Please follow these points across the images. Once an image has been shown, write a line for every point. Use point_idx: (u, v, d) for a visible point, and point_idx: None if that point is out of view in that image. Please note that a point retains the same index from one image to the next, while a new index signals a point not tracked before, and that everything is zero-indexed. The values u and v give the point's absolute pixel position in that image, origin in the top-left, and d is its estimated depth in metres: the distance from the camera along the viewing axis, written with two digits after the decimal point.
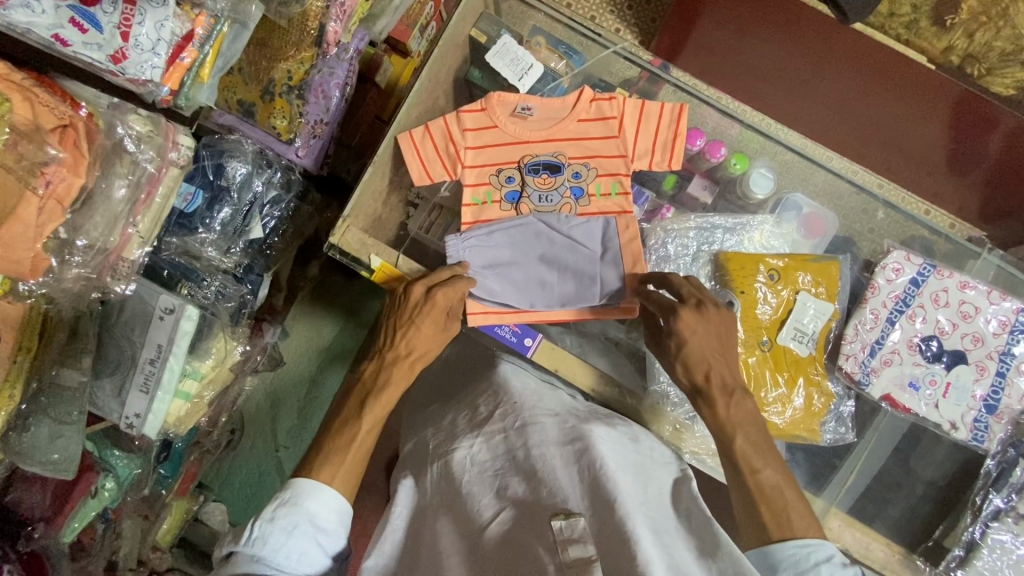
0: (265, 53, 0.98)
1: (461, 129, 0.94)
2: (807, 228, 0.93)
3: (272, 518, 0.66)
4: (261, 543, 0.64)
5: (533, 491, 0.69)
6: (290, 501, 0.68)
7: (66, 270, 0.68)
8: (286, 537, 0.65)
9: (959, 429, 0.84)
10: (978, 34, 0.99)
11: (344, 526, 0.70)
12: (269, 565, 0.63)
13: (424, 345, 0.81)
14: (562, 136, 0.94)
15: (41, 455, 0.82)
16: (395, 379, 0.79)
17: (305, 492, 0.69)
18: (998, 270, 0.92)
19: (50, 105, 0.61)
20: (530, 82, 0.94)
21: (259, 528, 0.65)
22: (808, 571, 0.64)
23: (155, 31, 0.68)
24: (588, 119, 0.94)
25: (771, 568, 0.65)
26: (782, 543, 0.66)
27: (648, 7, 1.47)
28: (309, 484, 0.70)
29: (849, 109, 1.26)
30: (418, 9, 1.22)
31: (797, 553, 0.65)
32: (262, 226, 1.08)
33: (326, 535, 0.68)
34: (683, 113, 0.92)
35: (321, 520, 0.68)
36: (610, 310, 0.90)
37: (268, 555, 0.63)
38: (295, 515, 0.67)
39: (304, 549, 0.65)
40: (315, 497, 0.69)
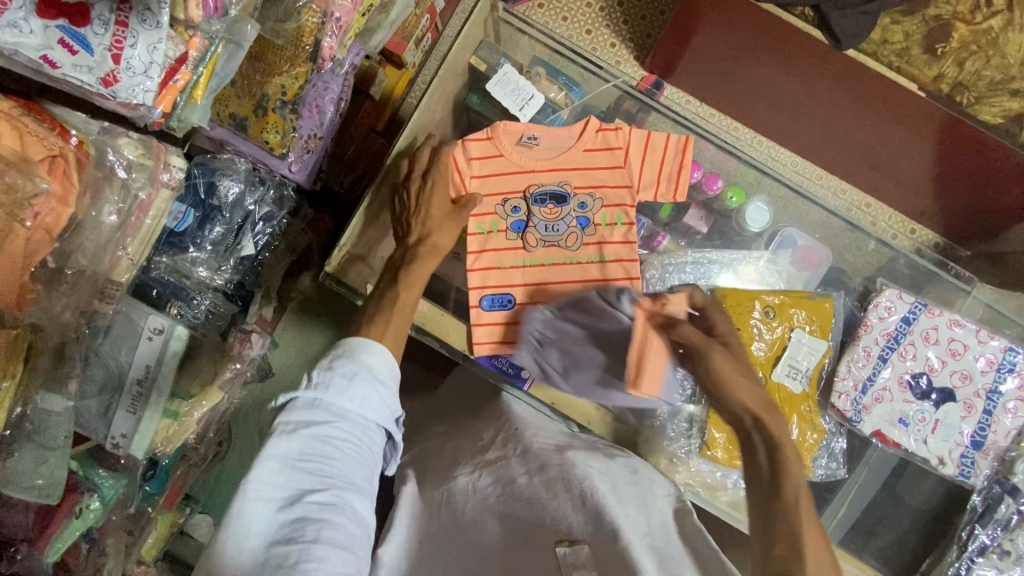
0: (257, 68, 0.95)
1: (467, 157, 0.93)
2: (800, 261, 0.96)
3: (329, 366, 0.62)
4: (320, 389, 0.61)
5: (535, 513, 0.69)
6: (346, 354, 0.64)
7: (55, 299, 0.66)
8: (345, 385, 0.61)
9: (946, 465, 0.86)
10: (969, 63, 1.01)
11: (399, 383, 0.67)
12: (328, 409, 0.61)
13: (443, 229, 0.87)
14: (568, 165, 0.94)
15: (24, 480, 0.80)
16: (420, 257, 0.82)
17: (362, 345, 0.65)
18: (986, 309, 0.95)
19: (40, 136, 0.60)
20: (531, 113, 0.94)
21: (318, 375, 0.61)
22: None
23: (147, 54, 0.67)
24: (594, 149, 0.94)
25: None
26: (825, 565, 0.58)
27: (644, 23, 1.47)
28: (364, 338, 0.66)
29: (841, 129, 1.28)
30: (414, 22, 1.22)
31: None
32: (253, 243, 1.08)
33: (384, 387, 0.64)
34: (689, 145, 0.93)
35: (377, 372, 0.64)
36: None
37: (329, 401, 0.61)
38: (352, 366, 0.63)
39: (365, 397, 0.62)
40: (369, 351, 0.64)
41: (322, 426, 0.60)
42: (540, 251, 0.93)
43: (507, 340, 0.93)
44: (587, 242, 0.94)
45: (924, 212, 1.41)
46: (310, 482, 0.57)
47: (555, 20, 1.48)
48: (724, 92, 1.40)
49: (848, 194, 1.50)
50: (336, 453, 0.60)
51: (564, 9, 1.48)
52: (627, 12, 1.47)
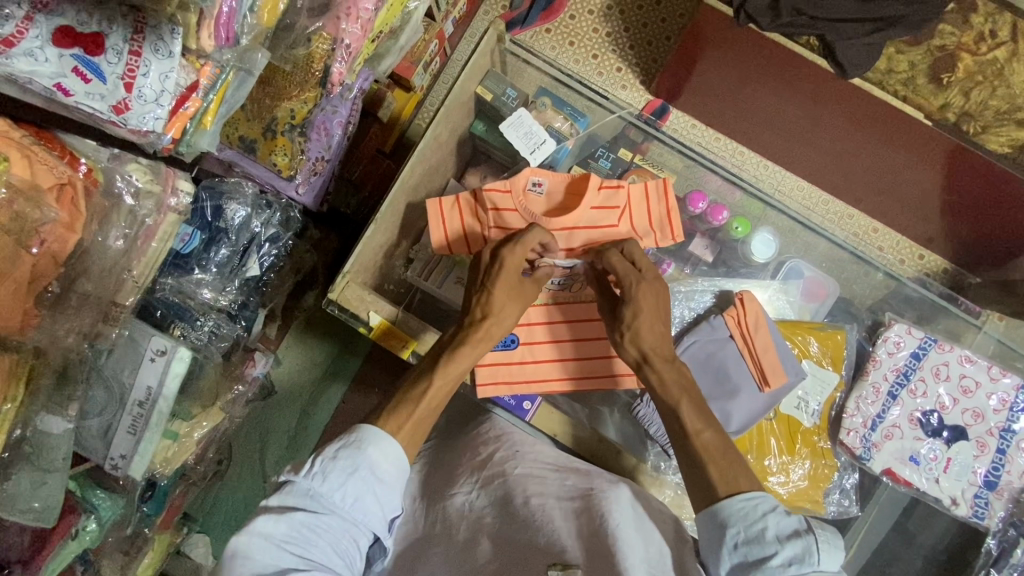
0: (267, 91, 0.97)
1: (488, 208, 0.92)
2: (807, 293, 0.95)
3: (333, 457, 0.62)
4: (319, 478, 0.61)
5: (529, 535, 0.69)
6: (354, 444, 0.63)
7: (60, 324, 0.67)
8: (344, 480, 0.61)
9: (960, 505, 0.84)
10: (974, 92, 1.03)
11: (400, 483, 0.65)
12: (322, 500, 0.60)
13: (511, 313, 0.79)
14: (577, 222, 0.92)
15: (22, 503, 0.78)
16: (473, 343, 0.75)
17: (370, 437, 0.64)
18: (998, 346, 0.93)
19: (49, 164, 0.60)
20: (541, 156, 0.95)
21: (320, 464, 0.61)
22: (756, 523, 0.61)
23: (159, 82, 0.68)
24: (600, 206, 0.92)
25: (721, 526, 0.63)
26: (729, 499, 0.63)
27: (649, 48, 1.48)
28: (377, 431, 0.65)
29: (846, 154, 1.29)
30: (422, 47, 1.24)
31: (744, 507, 0.62)
32: (259, 265, 1.08)
33: (383, 485, 0.63)
34: (666, 188, 0.93)
35: (381, 471, 0.63)
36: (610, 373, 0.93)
37: (324, 492, 0.60)
38: (356, 460, 0.62)
39: (359, 495, 0.61)
40: (379, 445, 0.63)
41: (312, 517, 0.60)
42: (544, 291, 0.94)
43: (510, 381, 0.92)
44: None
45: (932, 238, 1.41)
46: (293, 567, 0.57)
47: (562, 45, 1.49)
48: (730, 117, 1.40)
49: (855, 219, 1.48)
50: (321, 543, 0.59)
51: (571, 34, 1.49)
52: (633, 37, 1.48)
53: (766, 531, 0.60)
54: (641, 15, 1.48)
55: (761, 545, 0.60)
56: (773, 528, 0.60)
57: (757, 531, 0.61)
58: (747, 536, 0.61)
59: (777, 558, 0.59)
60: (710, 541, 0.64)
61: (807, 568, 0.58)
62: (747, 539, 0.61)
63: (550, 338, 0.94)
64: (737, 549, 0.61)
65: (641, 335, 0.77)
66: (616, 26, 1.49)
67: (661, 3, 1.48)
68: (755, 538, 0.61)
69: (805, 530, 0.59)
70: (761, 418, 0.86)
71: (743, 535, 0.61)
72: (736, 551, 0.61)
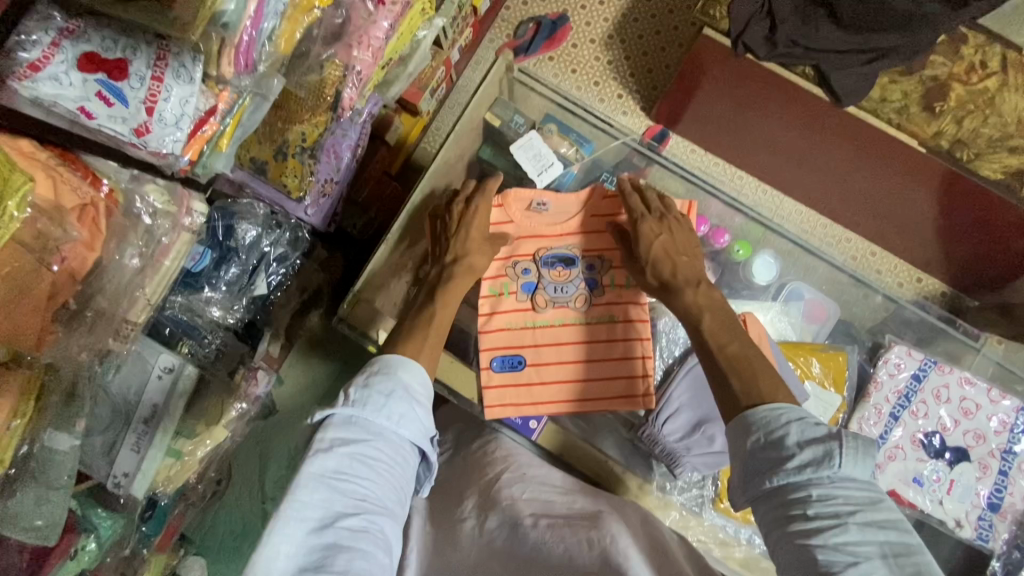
0: (280, 114, 1.01)
1: None
2: (808, 314, 0.97)
3: (367, 384, 0.65)
4: (359, 405, 0.63)
5: (540, 559, 0.68)
6: (382, 371, 0.67)
7: (75, 340, 0.68)
8: (384, 400, 0.64)
9: (963, 526, 0.84)
10: (967, 120, 1.10)
11: (430, 401, 0.69)
12: (365, 425, 0.62)
13: (485, 252, 0.90)
14: (574, 230, 0.96)
15: (24, 520, 0.77)
16: (460, 275, 0.87)
17: (397, 364, 0.68)
18: (997, 367, 0.95)
19: (72, 185, 0.62)
20: (548, 178, 0.98)
21: (358, 391, 0.64)
22: (778, 430, 0.62)
23: (179, 106, 0.70)
24: (598, 215, 0.96)
25: (745, 431, 0.64)
26: (751, 409, 0.65)
27: (649, 76, 1.53)
28: (401, 360, 0.69)
29: (843, 179, 1.32)
30: (429, 74, 1.28)
31: (767, 415, 0.64)
32: (266, 283, 1.11)
33: (419, 405, 0.66)
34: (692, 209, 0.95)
35: (414, 390, 0.67)
36: (618, 396, 0.91)
37: (367, 418, 0.62)
38: (391, 382, 0.65)
39: (403, 413, 0.64)
40: (407, 368, 0.67)
41: (358, 442, 0.61)
42: (549, 312, 0.94)
43: (518, 402, 0.92)
44: (597, 303, 0.94)
45: (929, 262, 1.43)
46: (344, 503, 0.59)
47: (564, 73, 1.53)
48: (729, 142, 1.44)
49: (853, 243, 1.50)
50: (371, 470, 0.61)
51: (573, 63, 1.54)
52: (633, 66, 1.53)
53: (788, 436, 0.60)
54: (642, 44, 1.53)
55: (782, 449, 0.61)
56: (796, 434, 0.61)
57: (779, 436, 0.61)
58: (768, 443, 0.62)
59: (796, 460, 0.59)
60: (735, 444, 0.65)
61: (829, 473, 0.57)
62: (767, 443, 0.62)
63: (554, 358, 0.93)
64: (757, 453, 0.62)
65: (658, 266, 0.87)
66: (617, 54, 1.53)
67: (661, 32, 1.53)
68: (775, 443, 0.61)
69: (832, 436, 0.59)
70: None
71: (763, 440, 0.62)
72: (757, 453, 0.62)
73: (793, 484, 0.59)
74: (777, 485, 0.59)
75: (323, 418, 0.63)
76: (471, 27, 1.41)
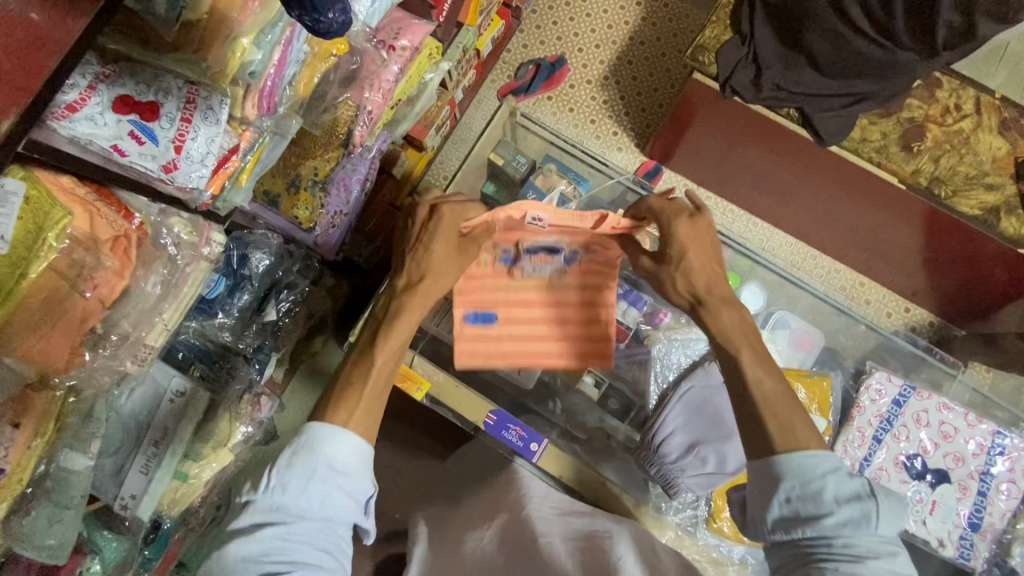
0: (294, 151, 1.09)
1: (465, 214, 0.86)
2: (796, 343, 0.99)
3: (287, 466, 0.65)
4: (279, 490, 0.65)
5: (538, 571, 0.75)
6: (304, 449, 0.67)
7: (98, 362, 0.72)
8: (303, 485, 0.65)
9: (946, 546, 0.87)
10: (944, 159, 1.15)
11: (363, 468, 0.68)
12: (287, 510, 0.65)
13: (446, 270, 0.85)
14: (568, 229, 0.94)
15: (38, 539, 0.80)
16: (411, 305, 0.81)
17: (319, 439, 0.67)
18: (973, 393, 0.99)
19: (109, 219, 0.67)
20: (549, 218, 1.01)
21: (276, 476, 0.65)
22: (814, 482, 0.64)
23: (205, 145, 0.75)
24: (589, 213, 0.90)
25: (776, 481, 0.65)
26: (788, 455, 0.65)
27: (643, 115, 1.61)
28: (325, 429, 0.68)
29: (828, 212, 1.39)
30: (435, 112, 1.35)
31: (804, 464, 0.64)
32: (276, 310, 1.16)
33: (342, 478, 0.66)
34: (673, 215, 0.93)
35: (339, 463, 0.66)
36: (589, 358, 0.97)
37: (287, 503, 0.64)
38: (311, 463, 0.65)
39: (322, 495, 0.65)
40: (330, 442, 0.66)
41: (280, 527, 0.64)
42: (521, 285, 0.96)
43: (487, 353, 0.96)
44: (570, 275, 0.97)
45: (916, 293, 1.48)
46: None
47: (563, 111, 1.61)
48: (719, 178, 1.51)
49: (841, 274, 1.55)
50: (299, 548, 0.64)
51: (571, 102, 1.62)
52: (628, 105, 1.61)
53: (825, 491, 0.62)
54: (636, 85, 1.62)
55: (816, 503, 0.63)
56: (832, 489, 0.63)
57: (816, 488, 0.63)
58: (802, 492, 0.64)
59: (832, 518, 0.61)
60: (761, 487, 0.67)
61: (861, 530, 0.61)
62: (801, 494, 0.64)
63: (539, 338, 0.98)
64: (788, 502, 0.64)
65: (692, 278, 0.81)
66: (612, 94, 1.62)
67: (654, 74, 1.62)
68: (810, 495, 0.63)
69: (867, 494, 0.62)
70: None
71: (797, 490, 0.64)
72: (787, 503, 0.64)
73: (822, 534, 0.62)
74: (807, 535, 0.62)
75: (249, 501, 0.66)
76: (474, 69, 1.50)
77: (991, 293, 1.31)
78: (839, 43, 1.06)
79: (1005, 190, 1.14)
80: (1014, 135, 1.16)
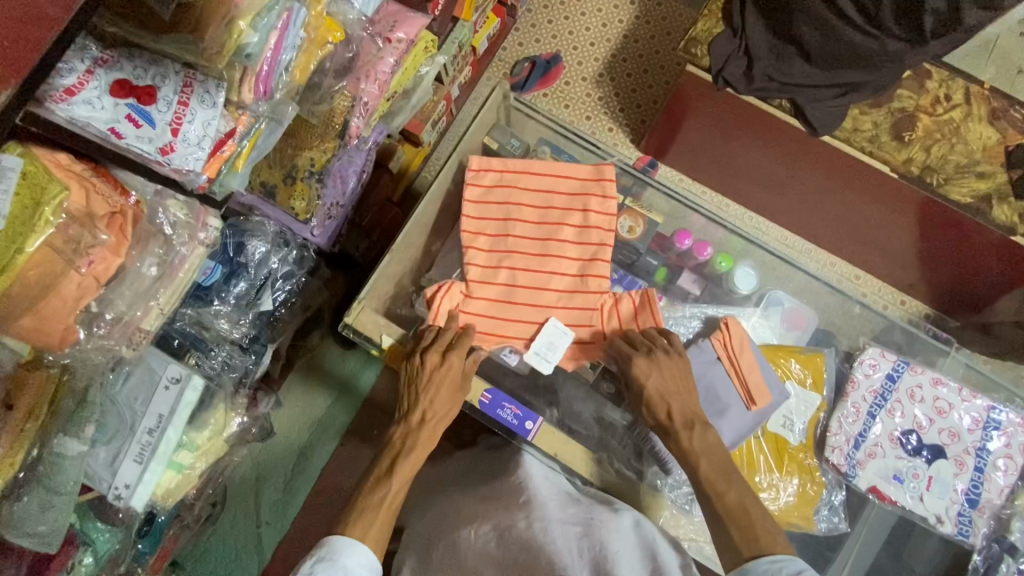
0: (290, 142, 1.08)
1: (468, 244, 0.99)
2: (788, 321, 1.00)
3: (309, 572, 0.67)
4: None
5: (533, 555, 0.73)
6: (326, 556, 0.69)
7: (92, 342, 0.72)
8: None
9: (944, 522, 0.87)
10: (935, 148, 1.17)
11: None
12: None
13: (446, 406, 0.87)
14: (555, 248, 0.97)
15: (29, 526, 0.78)
16: (422, 443, 0.85)
17: (340, 548, 0.70)
18: (968, 369, 0.99)
19: (105, 195, 0.68)
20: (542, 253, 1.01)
21: None
22: None
23: (202, 128, 0.76)
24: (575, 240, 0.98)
25: None
26: (756, 560, 0.69)
27: (638, 111, 1.62)
28: (344, 541, 0.72)
29: (822, 204, 1.39)
30: (431, 107, 1.36)
31: (770, 569, 0.68)
32: (272, 300, 1.16)
33: None
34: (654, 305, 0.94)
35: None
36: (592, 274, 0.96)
37: None
38: (333, 570, 0.68)
39: None
40: (350, 553, 0.70)
41: None
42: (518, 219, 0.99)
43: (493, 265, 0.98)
44: (564, 205, 0.99)
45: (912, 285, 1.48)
46: None
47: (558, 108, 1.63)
48: (715, 172, 1.52)
49: (838, 267, 1.55)
50: None
51: (566, 99, 1.63)
52: (623, 102, 1.62)
53: None
54: (630, 82, 1.63)
55: None
56: None
57: None
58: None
59: None
60: None
61: None
62: None
63: (504, 331, 0.95)
64: None
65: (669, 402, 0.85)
66: (607, 91, 1.63)
67: (648, 71, 1.63)
68: None
69: None
70: (750, 434, 0.90)
71: None
72: None
73: None
74: None
75: None
76: (470, 66, 1.51)
77: (982, 288, 1.33)
78: (827, 32, 1.06)
79: (997, 178, 1.15)
80: (1004, 125, 1.18)
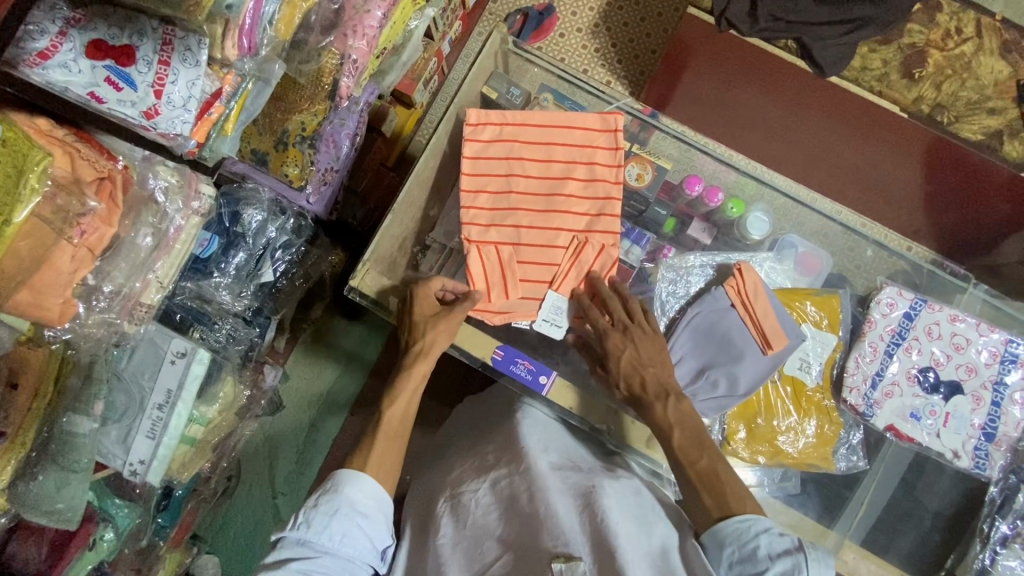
0: (279, 106, 1.03)
1: (471, 199, 0.96)
2: (802, 265, 0.99)
3: (314, 505, 0.74)
4: (304, 527, 0.72)
5: (534, 533, 0.74)
6: (331, 488, 0.75)
7: (91, 316, 0.70)
8: (327, 521, 0.73)
9: (961, 457, 0.89)
10: (946, 85, 1.14)
11: (381, 514, 0.77)
12: (314, 546, 0.72)
13: (435, 341, 0.87)
14: (561, 205, 0.95)
15: (45, 504, 0.77)
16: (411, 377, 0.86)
17: (344, 480, 0.75)
18: (984, 303, 0.99)
19: (91, 159, 0.65)
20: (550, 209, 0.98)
21: (304, 514, 0.73)
22: (748, 541, 0.73)
23: (186, 89, 0.71)
24: (581, 195, 0.95)
25: (719, 544, 0.74)
26: (724, 521, 0.75)
27: (637, 61, 1.56)
28: (349, 472, 0.77)
29: (827, 151, 1.34)
30: (422, 65, 1.31)
31: (739, 528, 0.73)
32: (273, 270, 1.15)
33: (363, 518, 0.75)
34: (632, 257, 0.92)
35: (360, 505, 0.75)
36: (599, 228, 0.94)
37: (311, 538, 0.72)
38: (335, 502, 0.74)
39: (344, 532, 0.73)
40: (354, 485, 0.75)
41: (308, 562, 0.71)
42: (521, 174, 0.96)
43: (497, 223, 0.95)
44: (570, 158, 0.96)
45: None
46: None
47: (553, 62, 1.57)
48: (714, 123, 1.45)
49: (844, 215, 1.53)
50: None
51: (562, 51, 1.57)
52: (621, 52, 1.57)
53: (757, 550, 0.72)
54: (627, 32, 1.57)
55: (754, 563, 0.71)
56: (765, 546, 0.72)
57: (750, 549, 0.72)
58: (740, 555, 0.72)
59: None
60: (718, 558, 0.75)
61: None
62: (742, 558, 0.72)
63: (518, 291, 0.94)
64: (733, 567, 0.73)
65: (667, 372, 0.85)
66: (603, 41, 1.57)
67: (646, 18, 1.57)
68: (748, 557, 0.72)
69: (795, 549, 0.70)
70: (767, 378, 0.90)
71: (737, 553, 0.73)
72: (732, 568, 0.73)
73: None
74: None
75: (278, 538, 0.74)
76: (460, 20, 1.45)
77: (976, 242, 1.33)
78: None
79: (1008, 113, 1.13)
80: (1016, 57, 1.14)
